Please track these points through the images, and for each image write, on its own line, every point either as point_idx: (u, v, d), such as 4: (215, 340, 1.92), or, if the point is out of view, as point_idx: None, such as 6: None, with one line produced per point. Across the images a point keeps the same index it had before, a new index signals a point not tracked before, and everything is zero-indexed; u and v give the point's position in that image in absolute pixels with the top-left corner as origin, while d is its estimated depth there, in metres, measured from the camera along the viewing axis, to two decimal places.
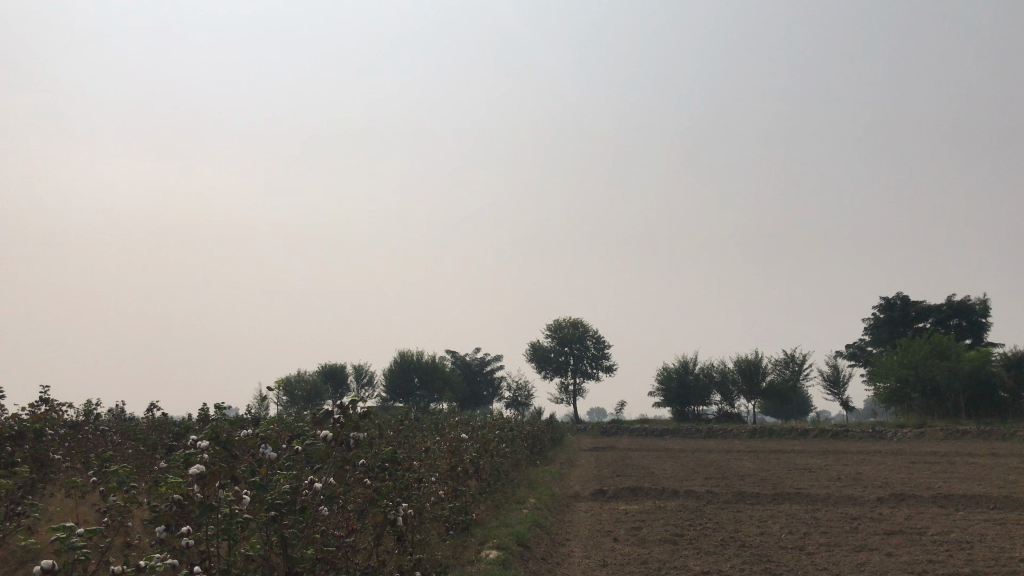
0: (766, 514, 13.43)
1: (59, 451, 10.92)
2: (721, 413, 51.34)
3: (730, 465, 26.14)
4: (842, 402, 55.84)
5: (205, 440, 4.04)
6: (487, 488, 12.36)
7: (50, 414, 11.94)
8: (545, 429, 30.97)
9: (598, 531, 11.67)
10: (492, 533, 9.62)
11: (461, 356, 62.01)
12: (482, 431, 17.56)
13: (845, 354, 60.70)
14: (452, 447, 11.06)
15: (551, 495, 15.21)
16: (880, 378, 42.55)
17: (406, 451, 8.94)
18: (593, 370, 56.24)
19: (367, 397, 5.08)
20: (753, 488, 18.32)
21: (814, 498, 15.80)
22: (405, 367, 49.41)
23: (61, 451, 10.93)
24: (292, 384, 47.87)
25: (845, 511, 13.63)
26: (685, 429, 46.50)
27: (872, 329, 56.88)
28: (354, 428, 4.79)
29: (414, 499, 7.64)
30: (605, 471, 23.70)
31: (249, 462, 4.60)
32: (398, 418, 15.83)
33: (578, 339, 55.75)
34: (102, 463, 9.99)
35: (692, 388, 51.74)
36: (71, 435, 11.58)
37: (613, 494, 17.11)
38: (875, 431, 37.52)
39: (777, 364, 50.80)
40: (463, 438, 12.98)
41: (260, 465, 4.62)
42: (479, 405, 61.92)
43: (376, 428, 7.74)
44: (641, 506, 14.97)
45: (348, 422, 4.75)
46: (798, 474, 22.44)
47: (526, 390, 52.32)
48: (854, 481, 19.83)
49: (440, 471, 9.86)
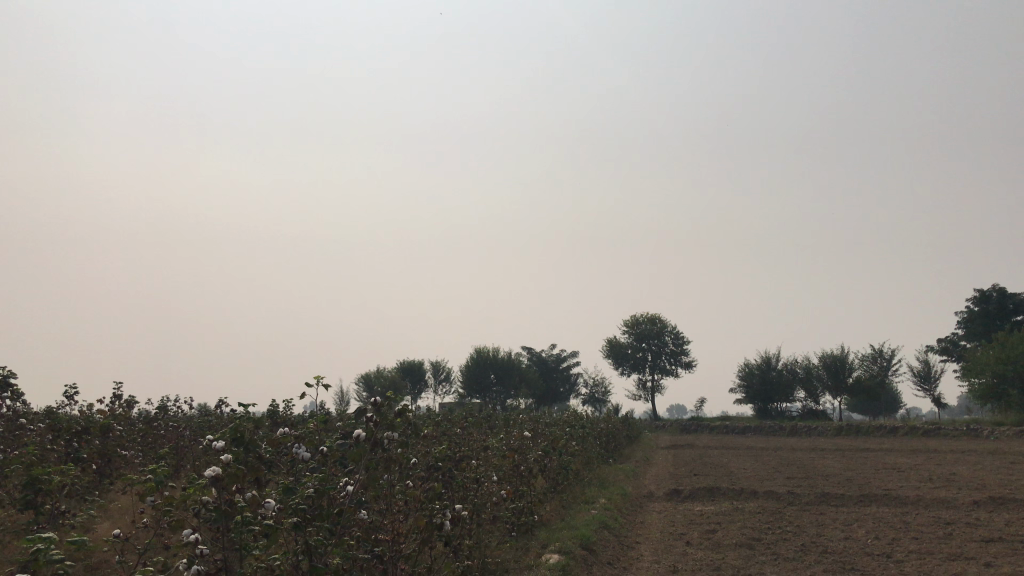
0: (851, 517, 12.67)
1: (128, 446, 10.98)
2: (805, 410, 49.76)
3: (814, 465, 25.13)
4: (933, 398, 53.48)
5: (226, 441, 3.80)
6: (554, 488, 11.97)
7: (122, 409, 12.08)
8: (621, 426, 30.44)
9: (670, 534, 11.17)
10: (556, 536, 9.24)
11: (537, 352, 61.69)
12: (553, 429, 17.16)
13: (937, 349, 58.11)
14: (516, 445, 10.71)
15: (623, 495, 14.74)
16: (976, 374, 40.45)
17: (465, 449, 8.69)
18: (671, 367, 55.20)
19: (407, 397, 4.73)
20: (838, 489, 17.47)
21: (904, 500, 14.89)
22: (480, 363, 49.36)
23: (129, 447, 10.99)
24: (370, 382, 48.34)
25: (938, 515, 12.78)
26: (767, 427, 45.17)
27: (966, 323, 54.24)
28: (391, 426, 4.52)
29: (470, 500, 7.36)
30: (682, 470, 23.05)
31: (281, 464, 4.36)
32: (466, 415, 15.61)
33: (655, 335, 54.79)
34: (165, 461, 9.97)
35: (774, 384, 50.26)
36: (143, 431, 11.67)
37: (688, 494, 16.53)
38: (969, 430, 35.69)
39: (864, 359, 48.92)
40: (530, 436, 12.62)
41: (292, 467, 4.38)
42: (556, 402, 61.53)
43: (429, 429, 7.52)
44: (718, 507, 14.36)
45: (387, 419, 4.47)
46: (887, 474, 21.35)
47: (602, 387, 51.69)
48: (948, 482, 18.76)
49: (502, 471, 9.53)
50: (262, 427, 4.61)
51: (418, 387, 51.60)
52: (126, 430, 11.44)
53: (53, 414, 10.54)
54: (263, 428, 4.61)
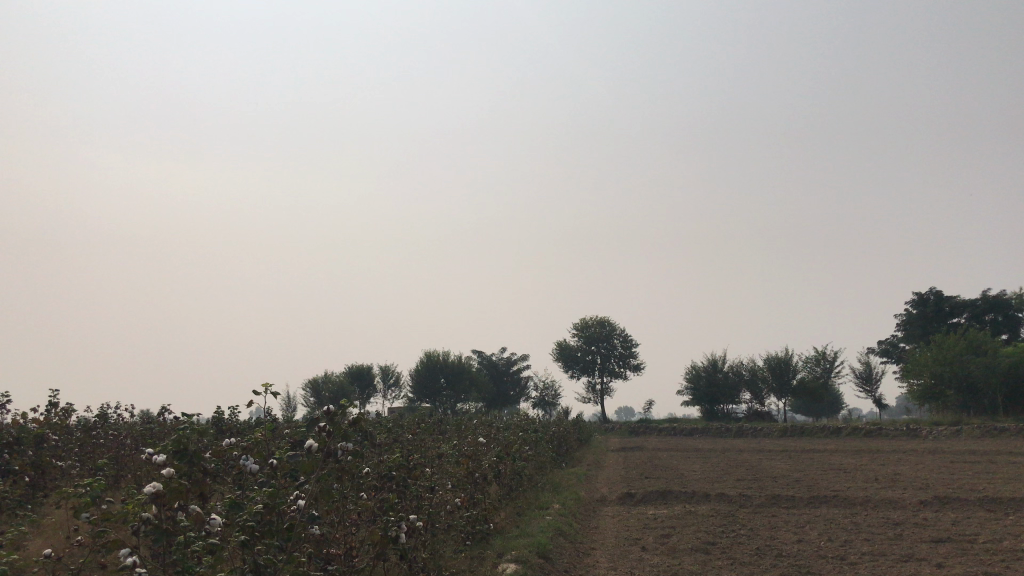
0: (803, 519, 12.75)
1: (63, 456, 10.47)
2: (751, 411, 50.48)
3: (762, 466, 25.41)
4: (874, 399, 54.73)
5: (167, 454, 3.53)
6: (509, 494, 11.79)
7: (57, 417, 11.57)
8: (572, 429, 30.43)
9: (625, 539, 11.08)
10: (512, 544, 9.07)
11: (487, 355, 61.49)
12: (505, 433, 17.00)
13: (877, 350, 59.48)
14: (470, 452, 10.51)
15: (577, 500, 14.65)
16: (914, 375, 41.44)
17: (418, 457, 8.48)
18: (620, 369, 55.50)
19: (360, 404, 4.47)
20: (787, 490, 17.65)
21: (853, 501, 15.07)
22: (430, 367, 48.95)
23: (65, 457, 10.49)
24: (318, 386, 47.63)
25: (887, 516, 12.94)
26: (714, 428, 45.68)
27: (905, 325, 55.58)
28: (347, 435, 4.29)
29: (424, 509, 7.15)
30: (633, 473, 23.08)
31: (227, 477, 4.10)
32: (418, 420, 15.35)
33: (604, 339, 55.02)
34: (103, 473, 9.53)
35: (722, 386, 50.87)
36: (80, 440, 11.20)
37: (641, 497, 16.50)
38: (909, 430, 36.54)
39: (808, 361, 49.84)
40: (483, 441, 12.43)
41: (240, 481, 4.12)
42: (506, 405, 61.41)
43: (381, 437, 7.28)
44: (671, 511, 14.35)
45: (341, 428, 4.24)
46: (833, 475, 21.67)
47: (552, 390, 51.70)
48: (892, 482, 19.09)
49: (456, 478, 9.34)
50: (208, 438, 4.33)
51: (367, 392, 50.99)
52: (62, 440, 10.95)
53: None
54: (209, 439, 4.33)
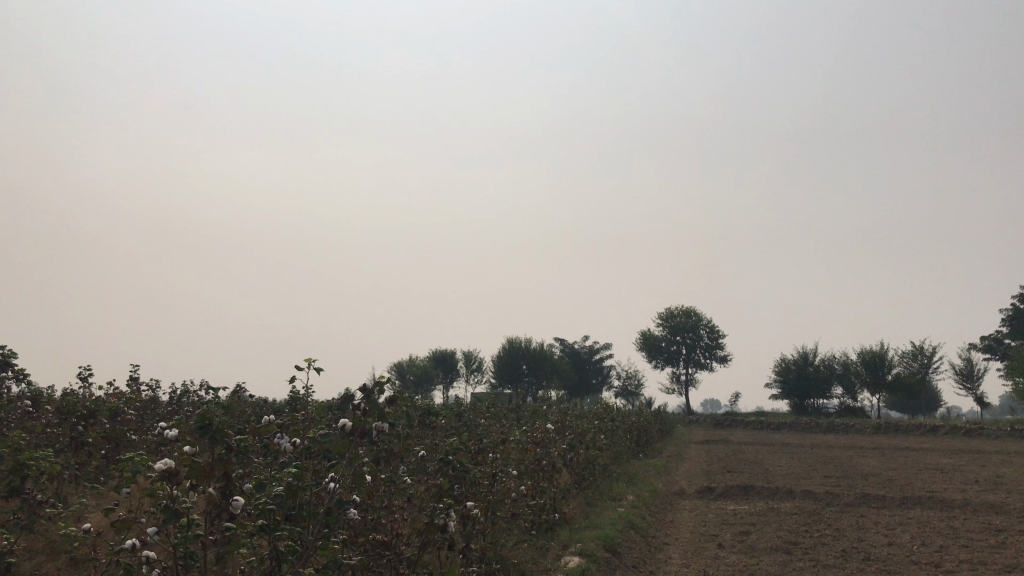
0: (894, 521, 11.96)
1: (138, 430, 10.59)
2: (842, 406, 48.62)
3: (854, 463, 24.31)
4: (976, 397, 51.96)
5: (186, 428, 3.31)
6: (579, 484, 11.41)
7: (136, 393, 11.77)
8: (654, 420, 29.81)
9: (701, 535, 10.57)
10: (578, 536, 8.68)
11: (569, 344, 61.06)
12: (581, 421, 16.62)
13: (980, 347, 56.45)
14: (538, 438, 10.16)
15: (653, 492, 14.19)
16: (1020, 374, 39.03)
17: (480, 442, 8.19)
18: (705, 360, 54.23)
19: (400, 381, 4.14)
20: (879, 490, 16.71)
21: (951, 503, 14.10)
22: (513, 354, 48.84)
23: (140, 431, 10.60)
24: (402, 370, 48.14)
25: (988, 522, 12.03)
26: (803, 423, 44.17)
27: (1011, 321, 52.50)
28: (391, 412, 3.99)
29: (482, 498, 6.82)
30: (715, 466, 22.35)
31: (260, 453, 3.88)
32: (491, 405, 15.13)
33: (690, 329, 53.84)
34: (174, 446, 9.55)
35: (812, 380, 49.14)
36: (158, 413, 11.36)
37: (721, 492, 15.89)
38: (1014, 430, 34.48)
39: (905, 356, 47.67)
40: (555, 428, 12.10)
41: (273, 460, 3.89)
42: (588, 394, 60.90)
43: (437, 423, 7.00)
44: (752, 507, 13.73)
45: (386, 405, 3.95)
46: (931, 476, 20.43)
47: (635, 380, 50.93)
48: (995, 485, 17.88)
49: (522, 465, 9.01)
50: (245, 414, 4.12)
51: (450, 377, 51.35)
52: (140, 415, 11.12)
53: (66, 395, 10.20)
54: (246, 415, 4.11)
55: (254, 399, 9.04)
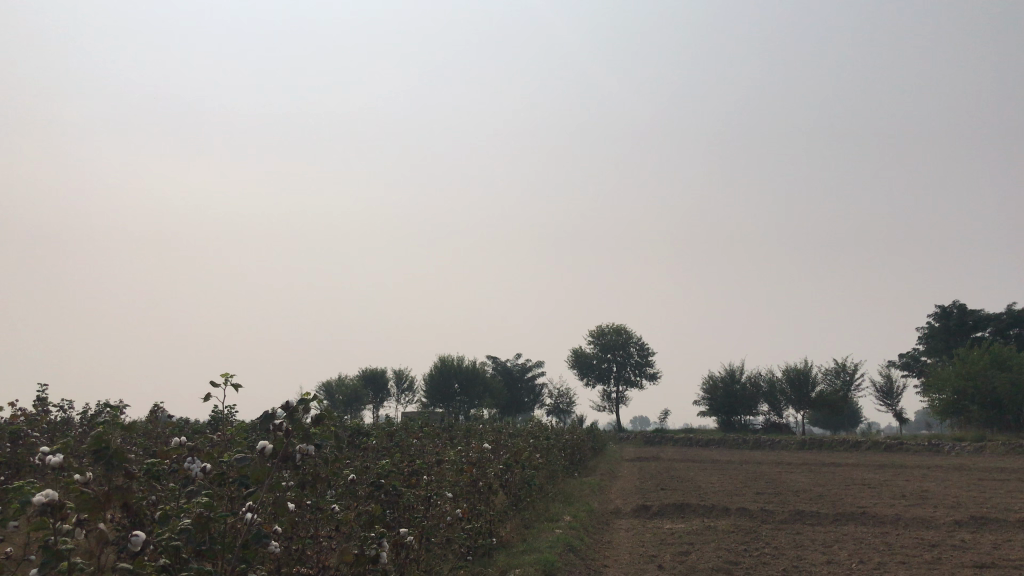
0: (830, 538, 11.96)
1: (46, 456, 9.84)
2: (768, 423, 49.43)
3: (783, 479, 24.54)
4: (895, 413, 53.50)
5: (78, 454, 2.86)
6: (515, 506, 11.06)
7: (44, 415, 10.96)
8: (586, 439, 29.65)
9: (640, 556, 10.33)
10: (516, 560, 8.32)
11: (501, 362, 60.77)
12: (515, 440, 16.26)
13: (898, 364, 58.24)
14: (474, 459, 9.77)
15: (589, 512, 13.93)
16: (936, 390, 40.25)
17: (414, 464, 7.79)
18: (636, 378, 54.55)
19: (327, 398, 3.72)
20: (811, 506, 16.79)
21: (882, 519, 14.22)
22: (445, 372, 48.25)
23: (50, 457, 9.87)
24: (331, 389, 47.04)
25: (921, 537, 12.12)
26: (731, 439, 44.70)
27: (927, 339, 54.32)
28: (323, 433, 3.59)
29: (417, 523, 6.42)
30: (649, 484, 22.27)
31: (169, 482, 3.44)
32: (424, 425, 14.66)
33: (620, 347, 54.13)
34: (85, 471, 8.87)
35: (739, 397, 49.84)
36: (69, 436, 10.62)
37: (657, 510, 15.72)
38: (932, 445, 35.47)
39: (828, 373, 48.81)
40: (490, 448, 11.72)
41: (185, 488, 3.46)
42: (520, 412, 60.60)
43: (367, 447, 6.58)
44: (689, 525, 13.59)
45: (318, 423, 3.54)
46: (858, 490, 20.72)
47: (567, 398, 50.85)
48: (921, 499, 18.19)
49: (458, 487, 8.62)
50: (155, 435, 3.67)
51: (381, 396, 50.45)
52: (47, 438, 10.35)
53: None
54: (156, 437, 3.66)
55: (173, 420, 8.44)
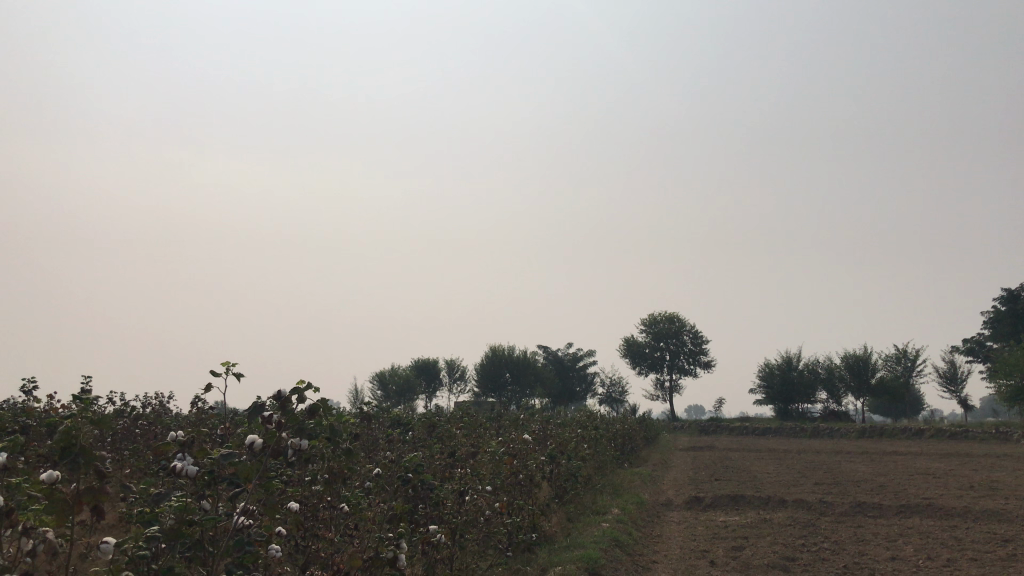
0: (895, 532, 11.31)
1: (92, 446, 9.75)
2: (826, 411, 48.17)
3: (843, 469, 23.68)
4: (959, 399, 51.70)
5: (48, 458, 2.56)
6: (560, 500, 10.67)
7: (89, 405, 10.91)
8: (638, 429, 29.12)
9: (692, 551, 9.86)
10: (558, 557, 7.95)
11: (553, 351, 60.31)
12: (562, 430, 15.86)
13: (962, 350, 56.28)
14: (515, 450, 9.39)
15: (639, 504, 13.48)
16: (1003, 376, 38.66)
17: (448, 458, 7.46)
18: (689, 367, 53.60)
19: (324, 389, 3.34)
20: (873, 497, 16.07)
21: (949, 511, 13.44)
22: (496, 362, 47.98)
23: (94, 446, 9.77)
24: (384, 380, 47.21)
25: (993, 531, 11.40)
26: (788, 428, 43.62)
27: (992, 323, 52.30)
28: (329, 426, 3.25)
29: (448, 521, 6.07)
30: (702, 475, 21.68)
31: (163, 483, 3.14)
32: (468, 415, 14.34)
33: (673, 335, 53.26)
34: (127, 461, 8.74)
35: (796, 385, 48.61)
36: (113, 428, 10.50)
37: (710, 502, 15.18)
38: (998, 432, 34.07)
39: (888, 360, 47.42)
40: (534, 439, 11.32)
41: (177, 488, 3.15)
42: (572, 401, 60.14)
43: (393, 444, 6.25)
44: (743, 518, 13.05)
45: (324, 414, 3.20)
46: (923, 481, 19.85)
47: (619, 387, 50.19)
48: (991, 490, 17.30)
49: (497, 480, 8.26)
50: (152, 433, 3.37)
51: (433, 386, 50.45)
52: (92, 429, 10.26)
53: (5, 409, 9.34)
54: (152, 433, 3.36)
55: (215, 409, 8.31)
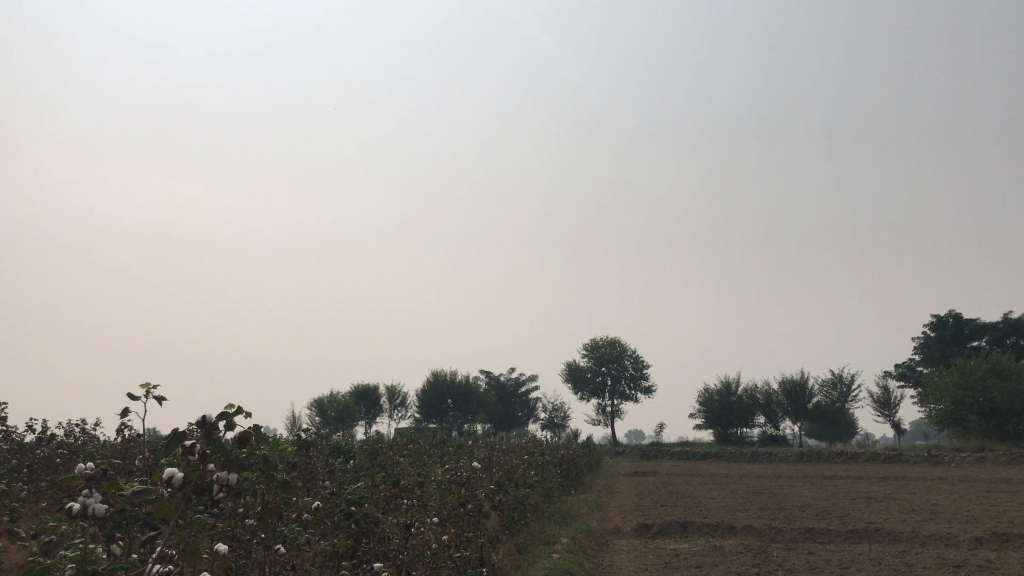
0: (846, 559, 11.15)
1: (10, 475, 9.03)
2: (765, 435, 48.61)
3: (785, 493, 23.73)
4: (892, 423, 52.75)
5: None
6: (508, 531, 10.26)
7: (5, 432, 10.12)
8: (582, 454, 28.82)
9: None
10: None
11: (495, 376, 59.81)
12: (508, 456, 15.44)
13: (894, 375, 57.55)
14: (464, 479, 8.96)
15: (588, 533, 13.13)
16: (934, 400, 39.49)
17: (392, 489, 6.99)
18: (631, 392, 53.65)
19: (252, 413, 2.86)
20: (818, 522, 16.01)
21: (896, 536, 13.41)
22: (438, 387, 47.30)
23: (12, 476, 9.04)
24: (323, 406, 46.07)
25: (942, 556, 11.33)
26: (728, 453, 43.84)
27: (923, 348, 53.61)
28: (266, 458, 2.81)
29: (391, 558, 5.60)
30: (647, 500, 21.44)
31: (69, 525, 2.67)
32: (411, 442, 13.83)
33: (615, 360, 53.34)
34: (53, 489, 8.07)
35: (736, 409, 48.97)
36: (33, 458, 9.78)
37: (659, 529, 14.89)
38: (931, 456, 34.69)
39: (824, 385, 48.18)
40: (481, 467, 10.89)
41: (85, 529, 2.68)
42: (514, 427, 59.62)
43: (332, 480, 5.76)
44: (693, 546, 12.79)
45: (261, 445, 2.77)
46: (865, 505, 19.91)
47: (562, 412, 49.94)
48: (933, 514, 17.42)
49: (443, 510, 7.80)
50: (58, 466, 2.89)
51: (373, 412, 49.45)
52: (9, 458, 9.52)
53: None
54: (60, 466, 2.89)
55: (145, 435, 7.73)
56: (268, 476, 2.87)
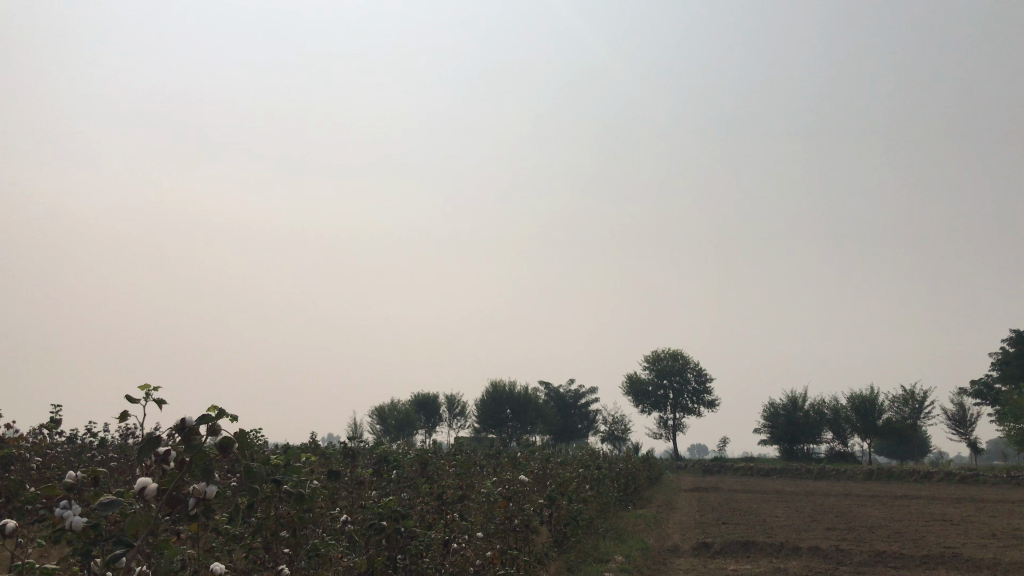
0: None
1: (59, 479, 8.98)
2: (832, 452, 47.00)
3: (854, 514, 22.72)
4: (968, 442, 50.50)
5: None
6: (558, 547, 9.81)
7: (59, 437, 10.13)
8: (642, 469, 28.13)
9: None
10: None
11: (555, 387, 59.29)
12: (563, 470, 15.00)
13: (971, 392, 55.12)
14: (511, 493, 8.56)
15: (644, 550, 12.59)
16: (1013, 419, 37.56)
17: (435, 503, 6.67)
18: (693, 405, 52.53)
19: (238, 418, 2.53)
20: (890, 545, 15.16)
21: (975, 563, 12.54)
22: (497, 397, 47.02)
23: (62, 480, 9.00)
24: (383, 414, 46.24)
25: None
26: (793, 469, 42.50)
27: (1002, 365, 51.22)
28: (254, 468, 2.48)
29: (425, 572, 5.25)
30: (709, 517, 20.69)
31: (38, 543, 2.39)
32: (463, 453, 13.51)
33: (677, 372, 52.32)
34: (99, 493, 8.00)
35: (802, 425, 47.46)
36: (85, 461, 9.75)
37: (720, 548, 14.27)
38: (1010, 478, 32.97)
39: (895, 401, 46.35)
40: (533, 480, 10.47)
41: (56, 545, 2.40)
42: (574, 439, 58.94)
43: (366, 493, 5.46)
44: (755, 567, 12.16)
45: (246, 453, 2.45)
46: (940, 529, 18.84)
47: (621, 425, 49.18)
48: (1015, 540, 16.37)
49: (489, 525, 7.45)
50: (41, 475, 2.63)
51: (433, 422, 49.42)
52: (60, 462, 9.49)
53: None
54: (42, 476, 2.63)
55: None
56: (258, 489, 2.57)
